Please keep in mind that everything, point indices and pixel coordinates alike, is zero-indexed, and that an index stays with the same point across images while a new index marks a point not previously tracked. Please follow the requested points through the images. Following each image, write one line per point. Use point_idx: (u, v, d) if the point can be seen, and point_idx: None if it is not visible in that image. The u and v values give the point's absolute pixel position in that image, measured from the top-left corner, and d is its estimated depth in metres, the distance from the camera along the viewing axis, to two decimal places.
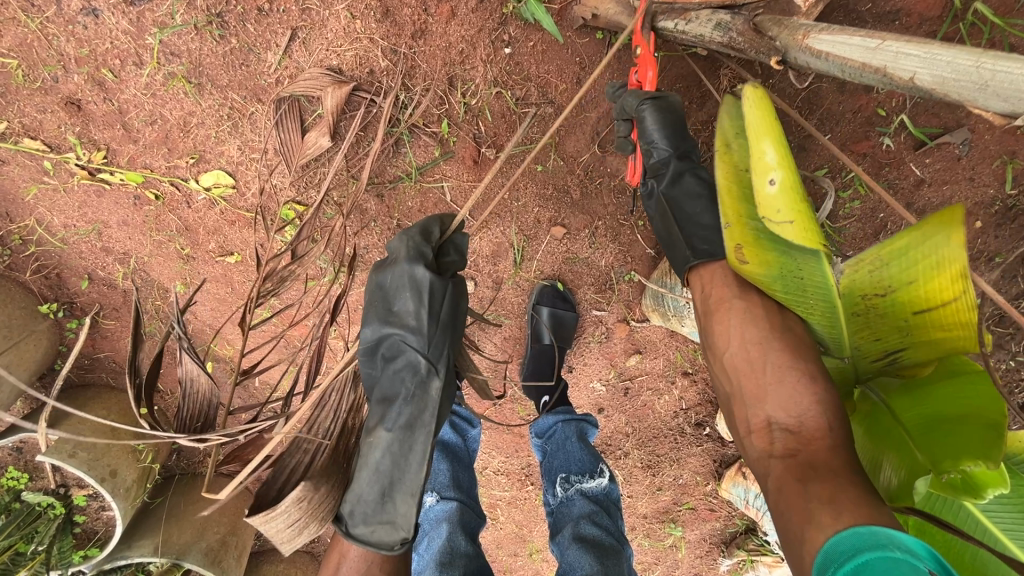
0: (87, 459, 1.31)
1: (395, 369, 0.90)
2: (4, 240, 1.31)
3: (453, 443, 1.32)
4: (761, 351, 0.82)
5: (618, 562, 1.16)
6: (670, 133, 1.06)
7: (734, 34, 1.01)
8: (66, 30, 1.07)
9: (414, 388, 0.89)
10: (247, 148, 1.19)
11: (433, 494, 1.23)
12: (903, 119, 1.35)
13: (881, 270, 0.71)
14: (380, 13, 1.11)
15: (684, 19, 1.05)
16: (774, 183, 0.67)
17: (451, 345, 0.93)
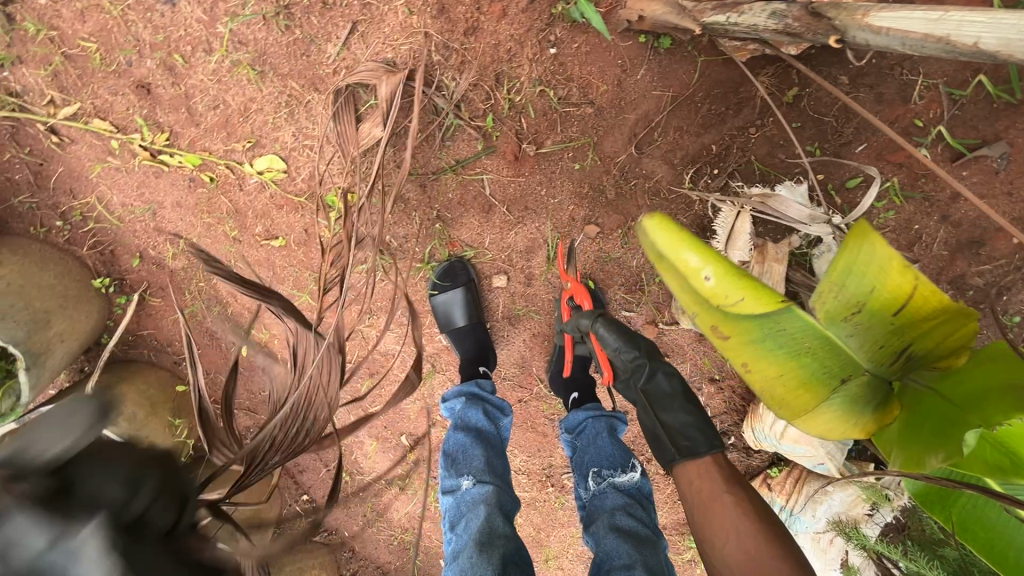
0: (128, 429, 1.36)
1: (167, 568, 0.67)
2: (65, 216, 1.38)
3: (487, 429, 1.34)
4: (759, 547, 0.89)
5: (656, 551, 1.16)
6: (624, 341, 1.18)
7: (789, 21, 0.94)
8: (145, 17, 1.16)
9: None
10: (301, 134, 1.25)
11: (469, 478, 1.24)
12: (941, 130, 1.35)
13: (843, 292, 0.68)
14: (436, 10, 1.17)
15: (736, 13, 1.00)
16: (711, 281, 0.66)
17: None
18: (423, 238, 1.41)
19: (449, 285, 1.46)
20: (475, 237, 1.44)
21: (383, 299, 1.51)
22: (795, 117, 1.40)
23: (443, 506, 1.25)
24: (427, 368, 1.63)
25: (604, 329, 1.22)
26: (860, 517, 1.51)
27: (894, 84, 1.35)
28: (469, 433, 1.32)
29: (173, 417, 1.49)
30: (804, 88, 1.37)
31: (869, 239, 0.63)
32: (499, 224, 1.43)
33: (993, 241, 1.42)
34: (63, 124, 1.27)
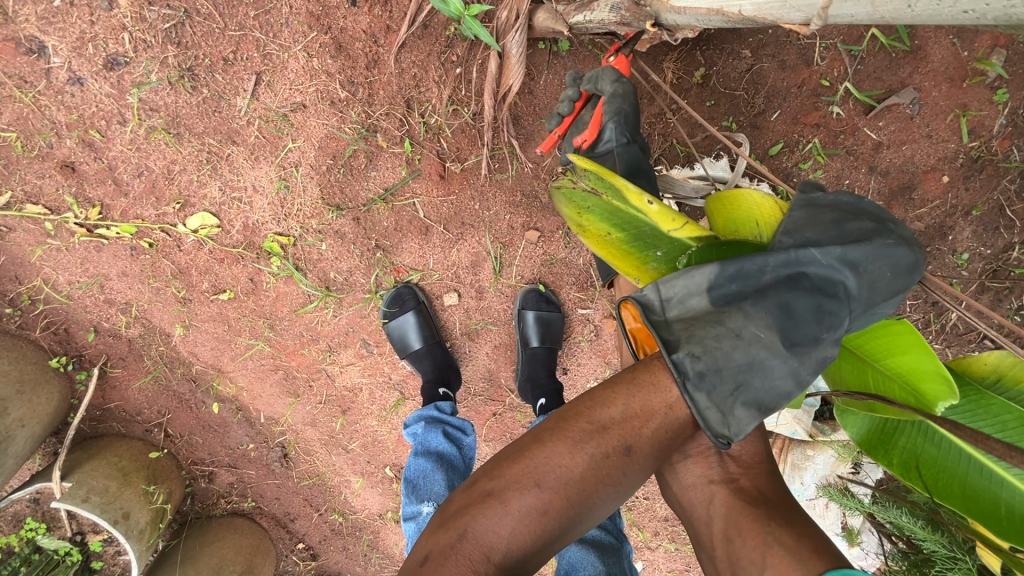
0: (99, 504, 1.36)
1: (723, 371, 0.75)
2: (15, 302, 1.40)
3: (448, 453, 1.36)
4: None
5: (619, 561, 1.15)
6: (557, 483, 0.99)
7: (620, 12, 1.01)
8: (56, 100, 1.18)
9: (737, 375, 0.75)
10: (228, 187, 1.30)
11: (429, 503, 1.23)
12: (847, 86, 1.39)
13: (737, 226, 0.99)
14: (334, 49, 1.20)
15: (588, 10, 1.08)
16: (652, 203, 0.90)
17: (709, 402, 0.76)
18: (367, 268, 1.44)
19: (398, 311, 1.47)
20: (418, 259, 1.46)
21: (341, 334, 1.52)
22: (706, 96, 1.44)
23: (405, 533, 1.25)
24: (397, 397, 1.64)
25: None
26: (846, 477, 1.46)
27: (794, 49, 1.38)
28: (430, 458, 1.33)
29: (148, 484, 1.49)
30: (711, 67, 1.42)
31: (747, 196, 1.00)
32: (439, 243, 1.44)
33: (924, 183, 1.44)
34: None
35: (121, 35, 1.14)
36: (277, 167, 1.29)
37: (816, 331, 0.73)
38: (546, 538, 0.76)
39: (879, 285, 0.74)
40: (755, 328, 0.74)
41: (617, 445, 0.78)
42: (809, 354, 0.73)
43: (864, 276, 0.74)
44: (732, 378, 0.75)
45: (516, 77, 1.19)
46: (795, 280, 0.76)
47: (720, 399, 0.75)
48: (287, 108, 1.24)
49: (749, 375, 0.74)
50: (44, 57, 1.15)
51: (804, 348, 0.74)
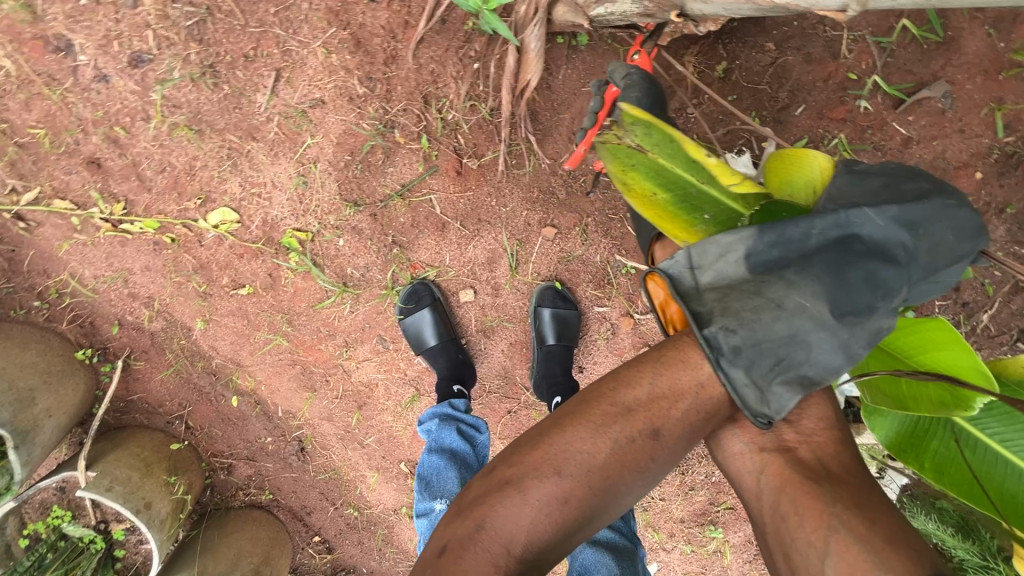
0: (122, 493, 1.39)
1: (767, 341, 0.73)
2: (43, 295, 1.44)
3: (462, 451, 1.37)
4: None
5: (633, 564, 1.13)
6: None
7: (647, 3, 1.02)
8: (83, 97, 1.21)
9: (783, 346, 0.73)
10: (248, 183, 1.31)
11: (442, 500, 1.25)
12: (876, 79, 1.35)
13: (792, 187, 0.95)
14: (352, 45, 1.20)
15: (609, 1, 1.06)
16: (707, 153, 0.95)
17: (750, 373, 0.75)
18: (384, 264, 1.44)
19: (414, 308, 1.47)
20: (435, 256, 1.46)
21: (357, 329, 1.53)
22: (728, 91, 1.40)
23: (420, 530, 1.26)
24: (412, 393, 1.64)
25: None
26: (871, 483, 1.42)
27: (820, 42, 1.34)
28: (443, 456, 1.34)
29: (169, 475, 1.52)
30: (733, 60, 1.38)
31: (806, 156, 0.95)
32: (456, 240, 1.44)
33: (956, 179, 1.39)
34: (26, 209, 1.33)
35: (146, 33, 1.16)
36: (296, 163, 1.30)
37: (866, 299, 0.73)
38: (569, 527, 0.74)
39: (931, 250, 0.75)
40: (803, 296, 0.73)
41: (644, 430, 0.77)
42: (858, 325, 0.73)
43: (927, 237, 0.74)
44: (774, 352, 0.74)
45: (535, 71, 1.17)
46: (848, 244, 0.75)
47: (761, 376, 0.74)
48: (306, 104, 1.24)
49: (791, 348, 0.73)
50: (72, 55, 1.17)
51: (856, 316, 0.73)
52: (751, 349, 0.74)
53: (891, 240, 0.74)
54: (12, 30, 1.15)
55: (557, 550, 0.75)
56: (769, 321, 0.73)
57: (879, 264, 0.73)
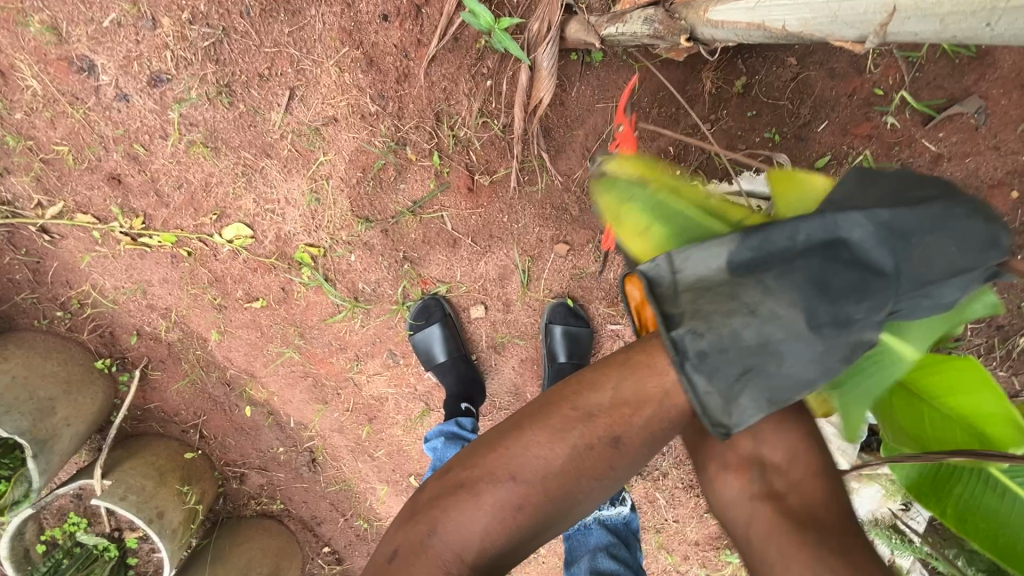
0: (136, 502, 1.41)
1: (734, 347, 0.67)
2: (65, 306, 1.47)
3: None
4: None
5: None
6: None
7: (655, 26, 1.00)
8: (105, 115, 1.24)
9: (754, 351, 0.67)
10: (262, 200, 1.33)
11: None
12: (903, 94, 1.30)
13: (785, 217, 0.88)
14: (365, 64, 1.21)
15: (621, 22, 1.06)
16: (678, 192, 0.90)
17: (715, 384, 0.67)
18: (395, 279, 1.44)
19: (424, 323, 1.47)
20: (446, 272, 1.45)
21: (368, 344, 1.53)
22: (747, 106, 1.36)
23: None
24: (422, 407, 1.63)
25: None
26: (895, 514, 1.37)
27: (844, 56, 1.30)
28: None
29: (182, 485, 1.54)
30: (752, 75, 1.35)
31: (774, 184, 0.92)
32: (467, 256, 1.43)
33: (990, 199, 1.32)
34: (52, 222, 1.36)
35: (164, 54, 1.18)
36: (309, 180, 1.30)
37: (841, 312, 0.66)
38: (524, 534, 0.73)
39: (935, 265, 0.66)
40: (778, 304, 0.67)
41: (602, 436, 0.73)
42: (836, 335, 0.66)
43: (920, 246, 0.66)
44: (740, 360, 0.67)
45: (547, 89, 1.17)
46: (830, 254, 0.68)
47: (725, 384, 0.67)
48: (320, 122, 1.25)
49: (762, 355, 0.67)
50: (94, 75, 1.20)
51: (833, 329, 0.66)
52: (717, 354, 0.67)
53: (881, 248, 0.66)
54: (38, 51, 1.18)
55: (513, 556, 0.74)
56: (739, 326, 0.67)
57: (863, 270, 0.67)
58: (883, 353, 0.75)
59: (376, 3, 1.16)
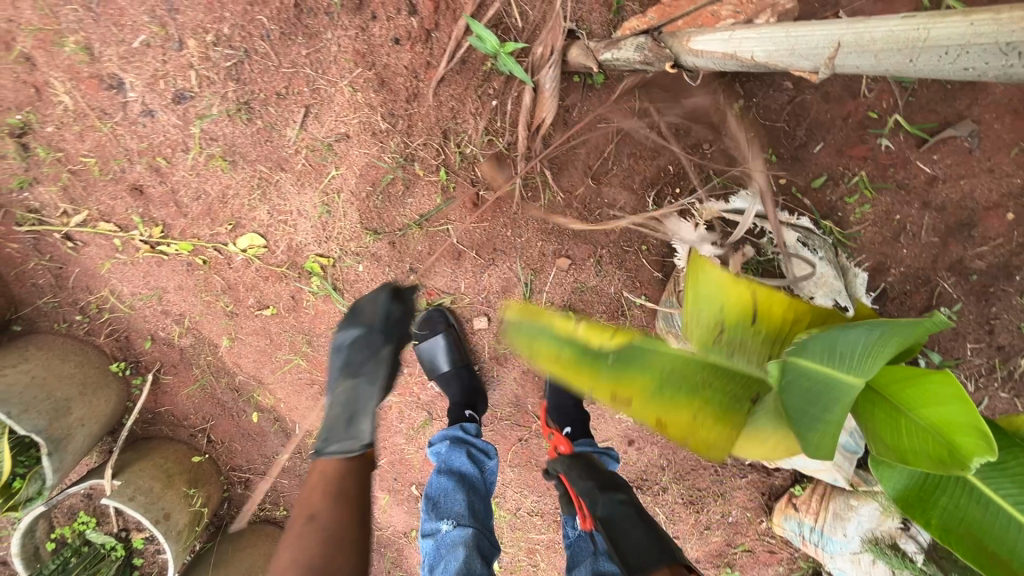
0: (144, 503, 1.44)
1: (352, 411, 1.16)
2: (84, 310, 1.53)
3: (471, 474, 1.37)
4: None
5: None
6: (585, 473, 1.18)
7: (645, 52, 1.07)
8: (131, 130, 1.31)
9: (355, 404, 1.17)
10: (276, 211, 1.38)
11: (449, 522, 1.26)
12: (897, 118, 1.34)
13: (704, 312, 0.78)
14: (377, 84, 1.27)
15: (615, 48, 1.13)
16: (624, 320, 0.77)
17: (366, 426, 1.14)
18: (400, 290, 1.48)
19: (428, 334, 1.50)
20: (450, 283, 1.49)
21: None
22: (745, 127, 1.40)
23: (422, 550, 1.26)
24: (425, 417, 1.66)
25: (570, 469, 1.21)
26: (894, 531, 1.43)
27: (839, 81, 1.34)
28: (452, 478, 1.34)
29: (189, 487, 1.57)
30: (750, 98, 1.37)
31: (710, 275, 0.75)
32: (471, 268, 1.47)
33: (985, 220, 1.37)
34: (75, 230, 1.43)
35: (189, 73, 1.25)
36: (321, 193, 1.36)
37: (354, 372, 1.22)
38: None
39: (381, 356, 1.25)
40: (350, 388, 1.20)
41: (302, 516, 1.00)
42: (378, 369, 1.23)
43: (370, 331, 1.26)
44: (349, 413, 1.15)
45: (551, 109, 1.24)
46: (353, 368, 1.22)
47: (343, 434, 1.12)
48: (333, 138, 1.31)
49: (351, 418, 1.15)
50: (122, 92, 1.28)
51: (359, 382, 1.21)
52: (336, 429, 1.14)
53: (371, 350, 1.25)
54: (71, 69, 1.26)
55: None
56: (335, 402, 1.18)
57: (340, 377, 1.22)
58: (805, 373, 0.69)
59: (389, 27, 1.23)
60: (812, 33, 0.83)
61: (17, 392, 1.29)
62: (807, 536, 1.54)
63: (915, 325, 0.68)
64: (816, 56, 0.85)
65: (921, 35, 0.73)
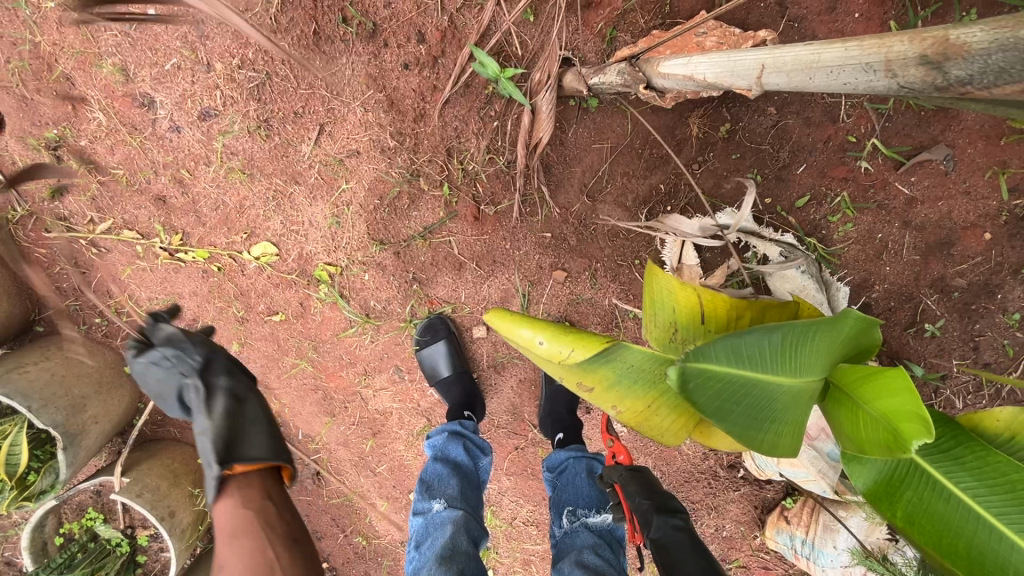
0: (150, 500, 1.48)
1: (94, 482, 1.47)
2: (103, 313, 1.61)
3: (464, 463, 1.45)
4: None
5: None
6: (642, 490, 1.14)
7: (624, 76, 1.20)
8: (158, 144, 1.41)
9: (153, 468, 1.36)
10: (289, 222, 1.47)
11: (440, 501, 1.33)
12: (874, 142, 1.41)
13: (659, 321, 0.84)
14: (386, 105, 1.37)
15: (600, 75, 1.25)
16: (544, 345, 0.80)
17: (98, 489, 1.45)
18: (404, 299, 1.56)
19: (430, 339, 1.56)
20: (452, 293, 1.56)
21: (377, 359, 1.63)
22: (732, 150, 1.48)
23: (412, 527, 1.34)
24: (424, 423, 1.71)
25: (629, 482, 1.18)
26: (883, 544, 1.43)
27: (820, 107, 1.42)
28: (446, 464, 1.42)
29: (194, 487, 1.62)
30: (737, 122, 1.45)
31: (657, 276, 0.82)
32: (471, 279, 1.55)
33: (964, 240, 1.43)
34: (100, 237, 1.52)
35: (215, 93, 1.36)
36: (332, 205, 1.45)
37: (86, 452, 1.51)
38: None
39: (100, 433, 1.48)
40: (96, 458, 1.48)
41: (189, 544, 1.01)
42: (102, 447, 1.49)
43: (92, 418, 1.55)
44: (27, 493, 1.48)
45: (547, 128, 1.31)
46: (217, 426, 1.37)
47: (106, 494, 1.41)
48: (345, 154, 1.41)
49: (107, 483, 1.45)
50: (152, 110, 1.38)
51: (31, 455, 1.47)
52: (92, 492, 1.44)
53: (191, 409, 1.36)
54: (107, 88, 1.37)
55: None
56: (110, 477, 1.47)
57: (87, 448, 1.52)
58: (710, 373, 0.66)
59: (399, 53, 1.33)
60: (742, 57, 0.84)
61: (38, 388, 1.36)
62: (799, 549, 1.57)
63: (826, 323, 0.70)
64: (745, 77, 0.85)
65: (814, 57, 0.72)
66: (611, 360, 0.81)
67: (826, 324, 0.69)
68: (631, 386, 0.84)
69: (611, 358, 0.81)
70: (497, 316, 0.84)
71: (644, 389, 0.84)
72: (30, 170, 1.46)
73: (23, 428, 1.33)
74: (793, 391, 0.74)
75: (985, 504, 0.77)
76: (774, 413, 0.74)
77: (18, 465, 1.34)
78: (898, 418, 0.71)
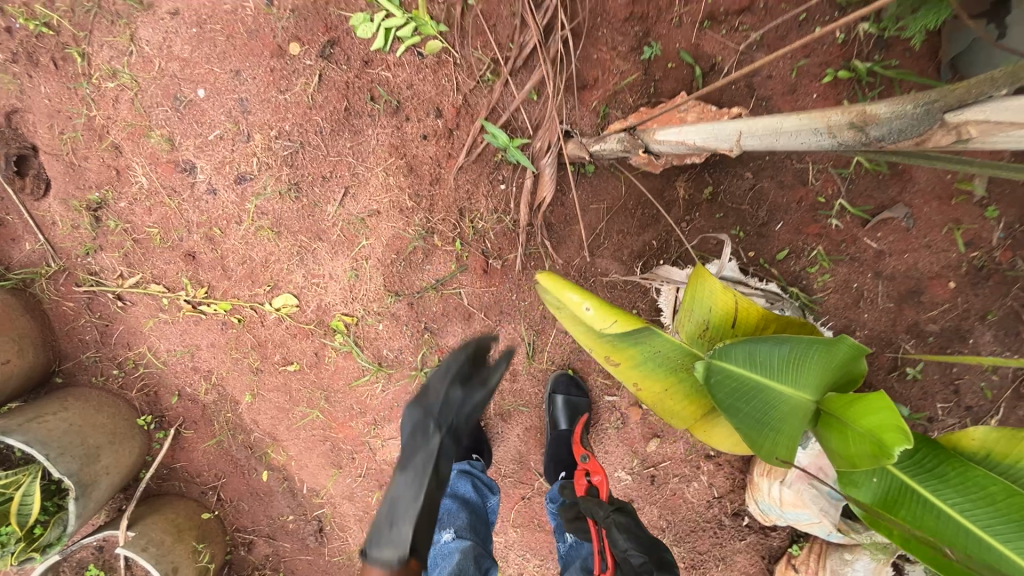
0: (156, 554, 1.47)
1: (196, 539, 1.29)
2: (121, 365, 1.65)
3: (473, 500, 1.52)
4: None
5: None
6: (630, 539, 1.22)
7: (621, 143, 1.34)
8: (194, 205, 1.53)
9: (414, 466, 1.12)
10: (310, 275, 1.57)
11: (449, 532, 1.39)
12: (842, 202, 1.58)
13: (695, 317, 0.93)
14: (405, 170, 1.51)
15: (600, 142, 1.41)
16: (590, 310, 0.90)
17: None
18: (415, 348, 1.64)
19: None
20: (460, 342, 1.65)
21: (388, 408, 1.68)
22: (716, 210, 1.62)
23: None
24: None
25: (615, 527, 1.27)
26: None
27: (792, 172, 1.59)
28: (456, 500, 1.49)
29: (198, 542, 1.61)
30: (719, 185, 1.60)
31: (707, 277, 0.90)
32: (480, 328, 1.64)
33: (930, 288, 1.58)
34: (128, 291, 1.60)
35: (251, 159, 1.49)
36: (352, 260, 1.56)
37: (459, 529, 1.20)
38: None
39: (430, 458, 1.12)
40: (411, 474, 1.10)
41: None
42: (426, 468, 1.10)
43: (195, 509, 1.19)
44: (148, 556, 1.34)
45: (547, 189, 1.48)
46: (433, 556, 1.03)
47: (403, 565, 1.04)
48: (366, 214, 1.53)
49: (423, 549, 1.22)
50: (192, 174, 1.51)
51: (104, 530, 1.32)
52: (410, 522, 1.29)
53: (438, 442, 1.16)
54: (153, 156, 1.50)
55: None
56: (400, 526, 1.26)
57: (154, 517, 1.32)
58: (726, 372, 0.77)
59: (418, 126, 1.48)
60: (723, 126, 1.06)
61: (57, 436, 1.38)
62: None
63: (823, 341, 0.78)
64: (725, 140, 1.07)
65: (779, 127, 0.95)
66: (641, 341, 0.92)
67: (828, 344, 0.77)
68: (654, 367, 0.94)
69: (642, 340, 0.91)
70: (550, 281, 0.93)
71: (665, 372, 0.95)
72: (70, 229, 1.58)
73: (38, 478, 1.34)
74: (789, 400, 0.82)
75: (972, 518, 0.84)
76: (771, 419, 0.82)
77: (30, 515, 1.34)
78: (883, 430, 0.79)
